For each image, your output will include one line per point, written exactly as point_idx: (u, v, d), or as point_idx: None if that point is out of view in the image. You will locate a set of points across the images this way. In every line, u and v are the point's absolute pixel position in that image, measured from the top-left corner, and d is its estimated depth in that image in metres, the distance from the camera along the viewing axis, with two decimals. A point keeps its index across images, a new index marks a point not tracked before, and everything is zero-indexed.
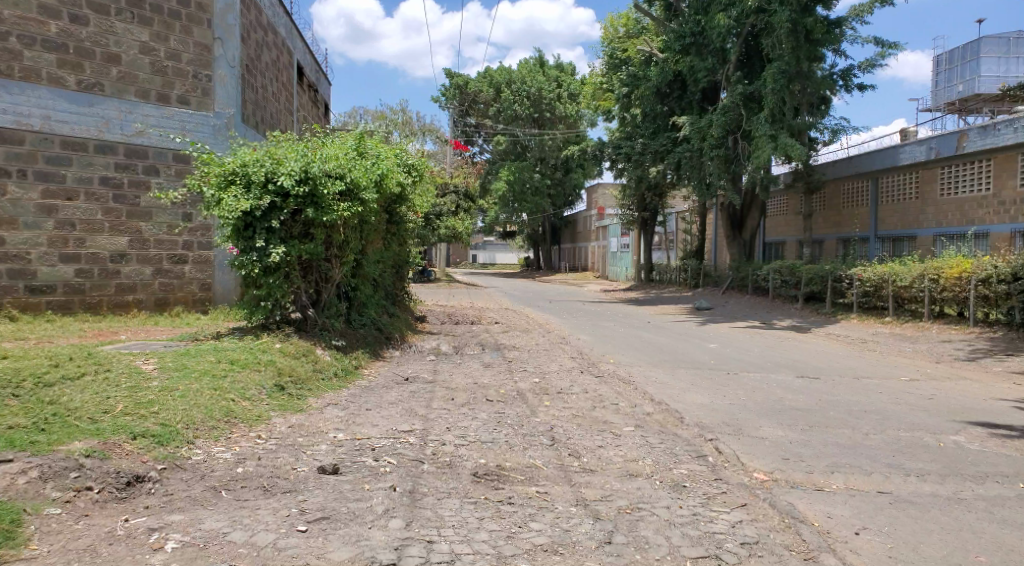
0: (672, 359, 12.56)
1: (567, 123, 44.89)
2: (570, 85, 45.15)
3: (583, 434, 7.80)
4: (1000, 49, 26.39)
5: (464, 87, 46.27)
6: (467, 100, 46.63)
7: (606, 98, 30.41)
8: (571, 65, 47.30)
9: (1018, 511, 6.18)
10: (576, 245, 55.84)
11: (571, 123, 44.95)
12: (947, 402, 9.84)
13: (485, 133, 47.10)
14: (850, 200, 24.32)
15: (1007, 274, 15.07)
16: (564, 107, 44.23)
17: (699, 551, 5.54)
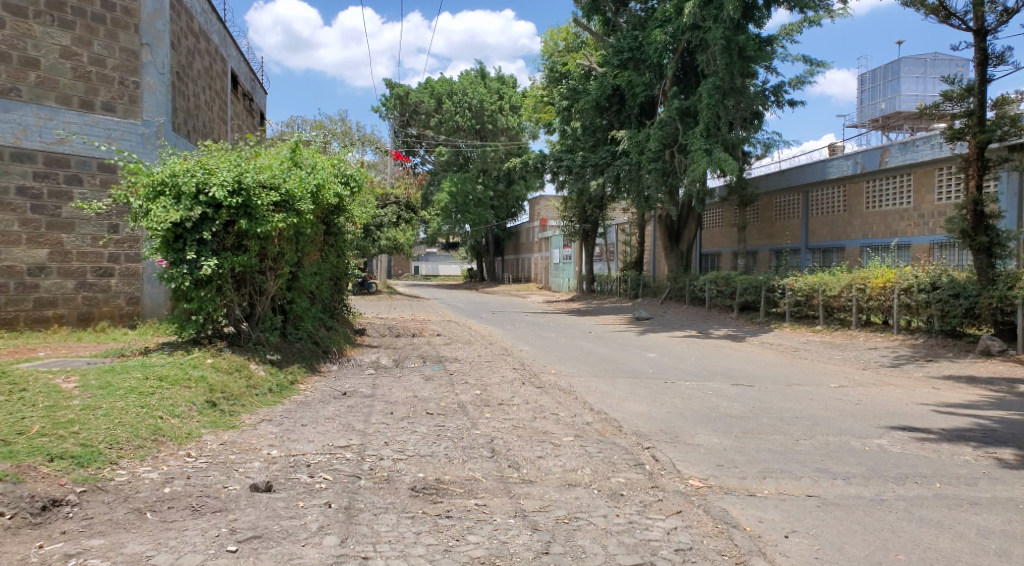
0: (611, 369, 12.70)
1: (509, 134, 45.11)
2: (512, 97, 45.47)
3: (522, 445, 7.81)
4: (918, 70, 27.50)
5: (405, 98, 46.10)
6: (408, 110, 46.45)
7: (547, 111, 30.66)
8: (512, 77, 47.60)
9: (936, 510, 6.41)
10: (519, 256, 56.07)
11: (513, 135, 45.19)
12: (873, 408, 10.17)
13: (426, 144, 46.93)
14: (782, 213, 25.00)
15: (926, 283, 15.69)
16: (505, 119, 44.46)
17: (634, 559, 5.60)
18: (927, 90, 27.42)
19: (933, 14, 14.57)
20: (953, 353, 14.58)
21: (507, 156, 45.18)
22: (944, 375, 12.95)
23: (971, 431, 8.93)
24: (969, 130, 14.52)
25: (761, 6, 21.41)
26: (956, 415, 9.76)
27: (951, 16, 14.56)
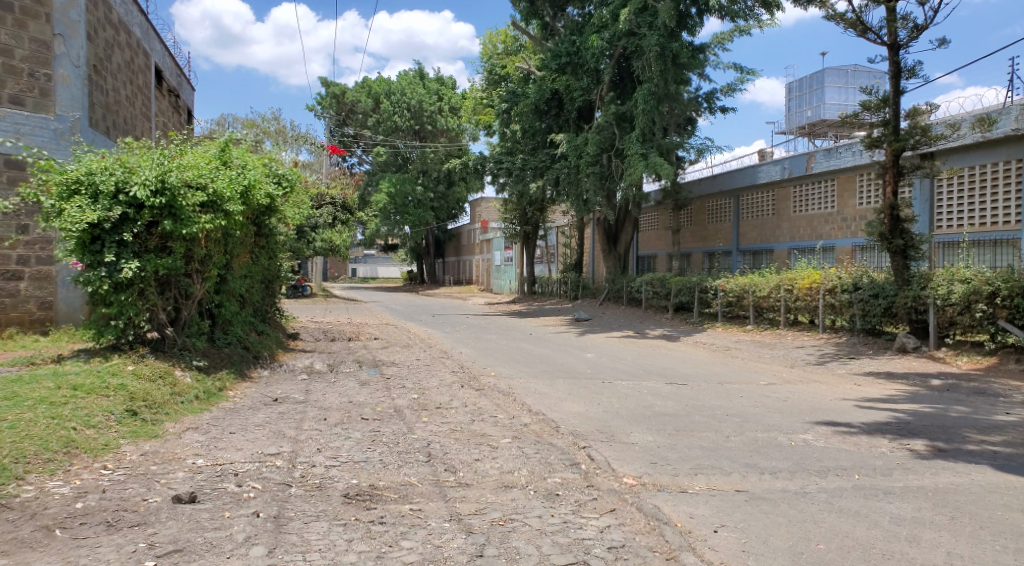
0: (549, 370, 12.76)
1: (449, 136, 44.96)
2: (451, 98, 45.37)
3: (459, 448, 7.79)
4: (840, 80, 28.52)
5: (341, 97, 45.38)
6: (344, 109, 45.71)
7: (486, 114, 30.68)
8: (451, 79, 47.50)
9: (856, 501, 6.62)
10: (460, 258, 55.99)
11: (453, 136, 45.04)
12: (800, 404, 10.45)
13: (363, 143, 46.42)
14: (714, 216, 25.54)
15: (849, 284, 16.26)
16: (444, 120, 44.34)
17: (567, 558, 5.61)
18: (849, 100, 28.45)
19: (852, 27, 15.10)
20: (873, 351, 15.12)
21: (447, 158, 45.04)
22: (865, 371, 13.41)
23: (889, 424, 9.26)
24: (885, 138, 15.08)
25: (693, 13, 21.86)
26: (875, 409, 10.12)
27: (868, 30, 15.11)
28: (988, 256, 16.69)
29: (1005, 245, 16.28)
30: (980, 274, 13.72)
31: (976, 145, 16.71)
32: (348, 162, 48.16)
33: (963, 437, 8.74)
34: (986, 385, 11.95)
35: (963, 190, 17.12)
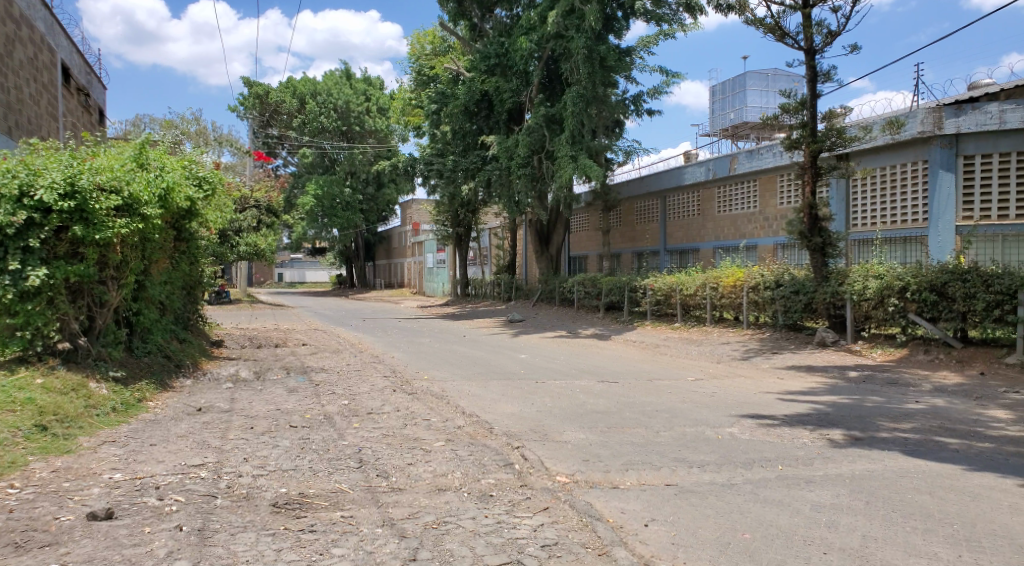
0: (482, 372, 12.74)
1: (377, 137, 45.13)
2: (379, 99, 45.01)
3: (391, 453, 7.71)
4: (762, 83, 29.36)
5: (265, 97, 44.14)
6: (267, 110, 44.55)
7: (416, 115, 30.47)
8: (378, 79, 47.28)
9: (779, 490, 6.81)
10: (392, 261, 55.51)
11: (382, 137, 45.28)
12: (726, 398, 10.69)
13: (288, 144, 45.65)
14: (643, 217, 25.96)
15: (771, 281, 16.74)
16: (372, 121, 44.21)
17: (501, 558, 5.60)
18: (770, 103, 29.34)
19: (770, 33, 15.57)
20: (795, 345, 15.61)
21: (376, 159, 44.73)
22: (787, 365, 13.82)
23: (810, 416, 9.57)
24: (804, 140, 15.59)
25: (620, 17, 22.21)
26: (796, 402, 10.44)
27: (786, 35, 15.60)
28: (900, 253, 17.42)
29: (914, 242, 17.02)
30: (892, 270, 14.31)
31: (887, 147, 17.41)
32: (272, 164, 47.39)
33: (878, 425, 9.09)
34: (899, 375, 12.48)
35: (876, 190, 17.83)
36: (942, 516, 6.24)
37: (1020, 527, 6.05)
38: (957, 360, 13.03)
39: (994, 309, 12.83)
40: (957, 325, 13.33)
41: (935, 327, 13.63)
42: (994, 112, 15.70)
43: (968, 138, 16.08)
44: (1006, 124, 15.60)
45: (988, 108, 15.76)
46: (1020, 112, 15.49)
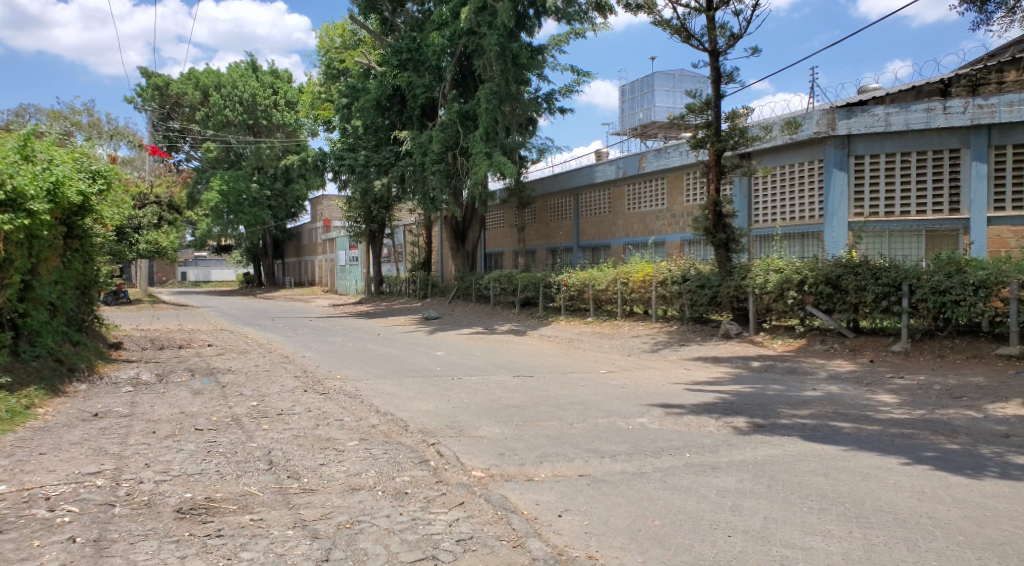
0: (397, 370, 12.61)
1: (285, 131, 43.91)
2: (286, 92, 43.95)
3: (303, 454, 7.55)
4: (669, 84, 30.09)
5: (164, 88, 42.75)
6: (168, 102, 43.13)
7: (325, 109, 29.81)
8: (285, 72, 46.20)
9: (686, 477, 7.00)
10: (303, 258, 54.40)
11: (290, 131, 44.07)
12: (636, 390, 10.90)
13: (190, 138, 44.10)
14: (556, 214, 26.24)
15: (678, 276, 17.18)
16: (280, 115, 43.06)
17: (416, 555, 5.56)
18: (676, 103, 30.11)
19: (676, 34, 15.96)
20: (701, 337, 16.08)
21: (285, 154, 43.76)
22: (694, 357, 14.22)
23: (716, 405, 9.87)
24: (708, 140, 16.05)
25: (532, 15, 22.40)
26: (703, 392, 10.74)
27: (691, 37, 16.03)
28: (798, 248, 18.17)
29: (811, 238, 17.79)
30: (791, 264, 14.90)
31: (785, 147, 18.12)
32: (173, 159, 45.67)
33: (778, 412, 9.46)
34: (798, 364, 13.03)
35: (775, 189, 18.54)
36: (838, 496, 6.53)
37: (906, 503, 6.40)
38: (850, 349, 13.72)
39: (882, 300, 13.54)
40: (850, 316, 14.00)
41: (831, 318, 14.28)
42: (881, 115, 16.53)
43: (859, 139, 16.91)
44: (893, 126, 16.45)
45: (876, 111, 16.59)
46: (904, 116, 16.37)
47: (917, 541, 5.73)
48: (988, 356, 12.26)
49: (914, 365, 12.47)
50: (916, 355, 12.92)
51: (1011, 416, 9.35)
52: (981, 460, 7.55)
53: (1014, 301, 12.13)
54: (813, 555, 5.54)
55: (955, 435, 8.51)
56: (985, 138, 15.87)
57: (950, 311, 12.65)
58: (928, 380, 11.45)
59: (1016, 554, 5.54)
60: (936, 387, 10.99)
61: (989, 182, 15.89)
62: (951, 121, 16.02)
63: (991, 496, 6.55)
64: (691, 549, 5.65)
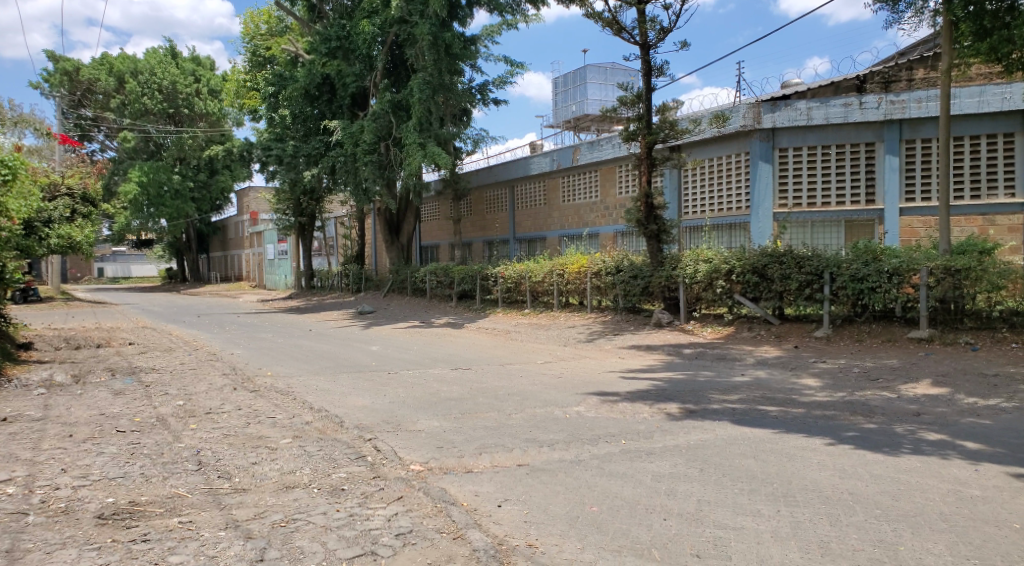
0: (330, 365, 12.39)
1: (209, 120, 42.71)
2: (210, 81, 42.82)
3: (234, 453, 7.32)
4: (601, 77, 30.35)
5: (74, 74, 41.12)
6: (79, 88, 41.53)
7: (250, 98, 29.01)
8: (207, 60, 44.92)
9: (623, 464, 7.04)
10: (229, 252, 53.05)
11: (214, 121, 42.90)
12: (572, 379, 10.93)
13: (105, 127, 42.38)
14: (491, 207, 26.20)
15: (612, 266, 17.33)
16: (203, 104, 41.83)
17: (353, 551, 5.44)
18: (608, 96, 30.37)
19: (608, 27, 16.05)
20: (634, 326, 16.26)
21: (209, 144, 42.52)
22: (628, 345, 14.38)
23: (649, 391, 9.98)
24: (640, 132, 16.20)
25: (464, 5, 22.23)
26: (637, 379, 10.85)
27: (622, 30, 16.15)
28: (726, 238, 18.51)
29: (738, 228, 18.14)
30: (719, 253, 15.20)
31: (714, 139, 18.43)
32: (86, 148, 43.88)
33: (709, 398, 9.62)
34: (726, 350, 13.28)
35: (704, 180, 18.85)
36: (767, 477, 6.66)
37: (832, 481, 6.56)
38: (776, 335, 14.07)
39: (805, 288, 13.91)
40: (776, 304, 14.34)
41: (757, 305, 14.60)
42: (803, 109, 16.98)
43: (782, 132, 17.29)
44: (814, 120, 16.93)
45: (798, 105, 17.03)
46: (824, 110, 16.89)
47: (842, 517, 5.89)
48: (901, 340, 12.76)
49: (835, 349, 12.86)
50: (837, 340, 13.32)
51: (923, 396, 9.73)
52: (899, 438, 7.81)
53: (923, 288, 12.66)
54: (745, 535, 5.63)
55: (873, 415, 8.80)
56: (897, 132, 16.54)
57: (868, 297, 13.13)
58: (848, 363, 11.84)
59: (932, 525, 5.74)
60: (855, 370, 11.37)
61: (902, 174, 16.57)
62: (866, 116, 16.63)
63: (909, 472, 6.78)
64: (628, 533, 5.68)
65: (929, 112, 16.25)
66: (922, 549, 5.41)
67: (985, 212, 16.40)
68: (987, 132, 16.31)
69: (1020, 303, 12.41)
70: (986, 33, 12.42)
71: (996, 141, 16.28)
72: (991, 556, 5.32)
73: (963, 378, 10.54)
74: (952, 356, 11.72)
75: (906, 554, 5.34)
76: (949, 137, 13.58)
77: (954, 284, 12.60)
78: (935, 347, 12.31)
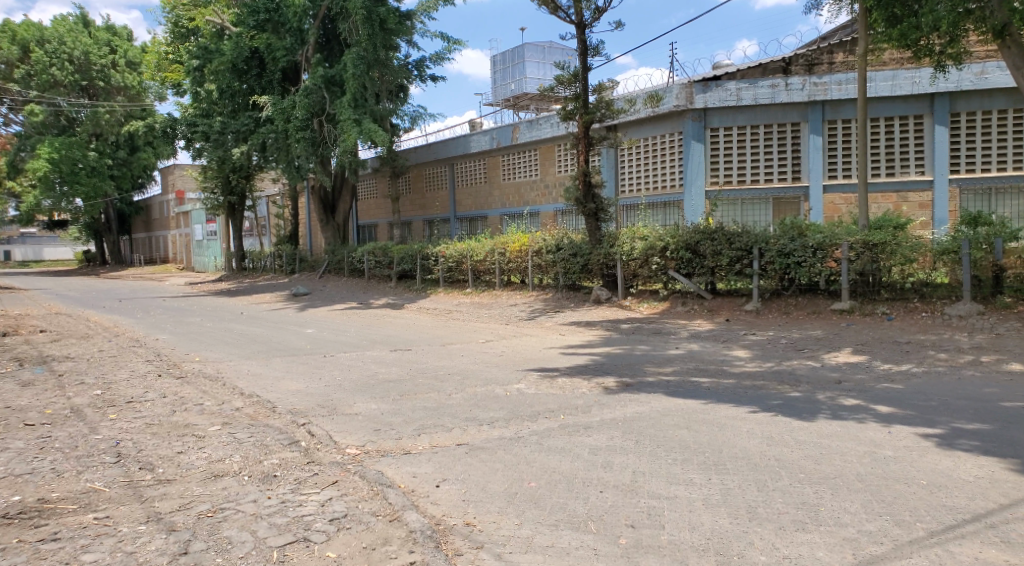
0: (263, 349, 12.00)
1: (127, 94, 41.53)
2: (126, 52, 41.73)
3: (157, 443, 6.94)
4: (539, 56, 30.28)
5: None
6: None
7: (172, 70, 27.86)
8: (125, 30, 43.67)
9: (563, 438, 6.90)
10: (152, 234, 51.47)
11: (133, 94, 41.77)
12: (512, 357, 10.78)
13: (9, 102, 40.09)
14: (431, 185, 25.81)
15: (553, 245, 17.20)
16: (119, 76, 40.86)
17: (285, 538, 5.17)
18: (546, 75, 30.24)
19: (545, 5, 15.79)
20: (574, 303, 16.19)
21: (127, 119, 41.11)
22: (568, 322, 14.31)
23: (588, 366, 9.90)
24: (578, 112, 16.02)
25: None
26: (577, 355, 10.76)
27: (558, 9, 15.92)
28: (662, 216, 18.52)
29: (672, 206, 18.18)
30: (654, 231, 15.19)
31: (649, 119, 18.39)
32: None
33: (645, 370, 9.59)
34: (662, 325, 13.30)
35: (641, 159, 18.82)
36: (700, 446, 6.60)
37: (761, 448, 6.54)
38: (708, 310, 14.15)
39: (736, 264, 14.01)
40: (708, 279, 14.39)
41: (690, 281, 14.63)
42: (732, 90, 17.06)
43: (713, 112, 17.35)
44: (743, 100, 17.03)
45: (728, 85, 17.10)
46: (752, 91, 16.98)
47: (769, 482, 5.85)
48: (824, 312, 13.01)
49: (764, 322, 13.00)
50: (766, 313, 13.45)
51: (844, 363, 9.89)
52: (819, 405, 7.86)
53: (844, 262, 12.87)
54: (677, 503, 5.54)
55: (799, 383, 8.86)
56: (820, 113, 16.75)
57: (793, 271, 13.31)
58: (777, 334, 11.97)
59: (849, 486, 5.74)
60: (783, 340, 11.50)
61: (824, 153, 16.80)
62: (791, 97, 16.80)
63: (831, 436, 6.80)
64: (565, 507, 5.53)
65: (850, 94, 16.52)
66: (841, 508, 5.39)
67: (898, 189, 16.76)
68: (899, 114, 16.67)
69: (931, 275, 12.62)
70: (897, 21, 12.64)
71: (906, 123, 16.67)
72: (914, 514, 5.33)
73: (879, 345, 10.75)
74: (871, 326, 11.96)
75: (828, 514, 5.32)
76: (866, 119, 13.81)
77: (871, 258, 12.84)
78: (856, 318, 12.57)
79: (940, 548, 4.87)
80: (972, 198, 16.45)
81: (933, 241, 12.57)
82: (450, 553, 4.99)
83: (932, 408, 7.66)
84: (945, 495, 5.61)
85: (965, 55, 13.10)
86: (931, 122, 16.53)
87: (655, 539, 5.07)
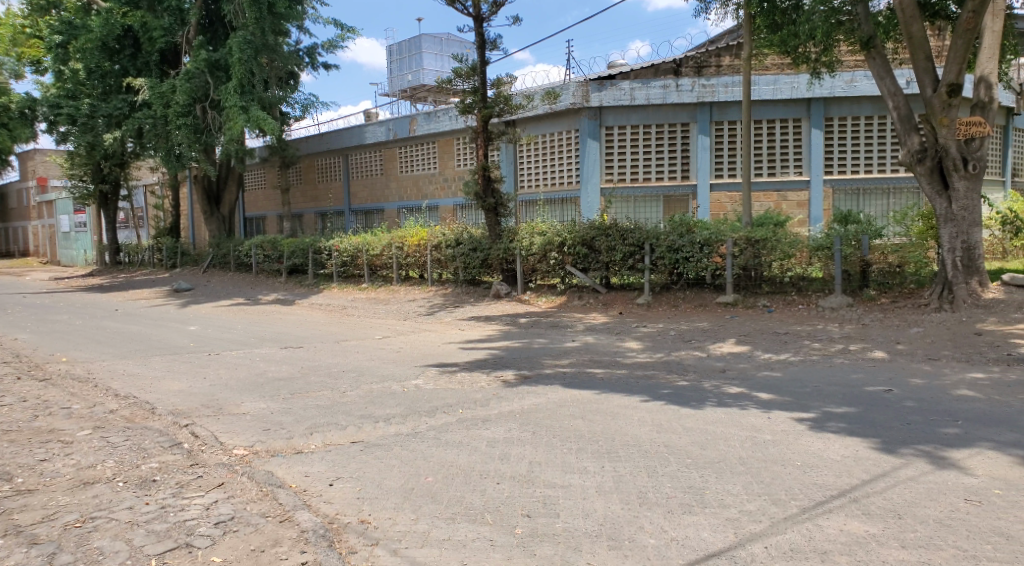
0: (141, 348, 11.27)
1: None
2: None
3: (17, 451, 6.33)
4: (436, 48, 29.96)
5: None
6: None
7: (31, 47, 25.99)
8: None
9: (460, 432, 6.73)
10: (10, 225, 47.91)
11: None
12: (408, 353, 10.52)
13: None
14: (324, 176, 25.11)
15: (452, 239, 16.96)
16: None
17: (164, 545, 4.79)
18: (444, 67, 30.00)
19: None
20: (473, 299, 16.04)
21: None
22: (467, 317, 14.13)
23: (486, 361, 9.76)
24: (476, 106, 15.90)
25: None
26: (475, 349, 10.62)
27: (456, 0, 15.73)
28: (558, 212, 18.62)
29: (569, 203, 18.32)
30: (552, 227, 15.23)
31: (546, 116, 18.45)
32: None
33: (542, 363, 9.54)
34: (558, 319, 13.31)
35: (539, 155, 18.87)
36: (594, 436, 6.57)
37: (652, 436, 6.57)
38: (603, 303, 14.31)
39: (628, 258, 14.19)
40: (602, 274, 14.54)
41: (586, 276, 14.76)
42: (626, 90, 17.32)
43: (608, 110, 17.56)
44: (636, 100, 17.32)
45: (622, 85, 17.34)
46: (644, 90, 17.28)
47: (658, 468, 5.86)
48: (710, 305, 13.38)
49: (655, 314, 13.24)
50: (656, 306, 13.70)
51: (729, 353, 10.14)
52: (706, 393, 7.99)
53: (729, 257, 13.24)
54: (571, 492, 5.48)
55: (687, 373, 9.01)
56: (708, 114, 17.20)
57: (682, 266, 13.65)
58: (666, 326, 12.19)
59: (733, 469, 5.83)
60: (672, 332, 11.72)
61: (711, 152, 17.28)
62: (682, 98, 17.16)
63: (717, 423, 6.91)
64: (462, 500, 5.37)
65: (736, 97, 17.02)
66: (727, 491, 5.45)
67: (778, 189, 17.42)
68: (780, 118, 17.33)
69: (807, 269, 13.09)
70: (778, 27, 13.08)
71: (786, 127, 17.35)
72: (803, 495, 5.45)
73: (761, 336, 11.11)
74: (753, 317, 12.37)
75: (713, 496, 5.36)
76: (750, 122, 14.34)
77: (754, 254, 13.23)
78: (739, 310, 12.98)
79: (812, 522, 4.98)
80: (843, 198, 17.28)
81: (809, 237, 13.07)
82: (344, 551, 4.75)
83: (810, 393, 7.94)
84: (830, 475, 5.77)
85: (835, 65, 13.57)
86: (808, 125, 17.24)
87: (550, 527, 4.97)
